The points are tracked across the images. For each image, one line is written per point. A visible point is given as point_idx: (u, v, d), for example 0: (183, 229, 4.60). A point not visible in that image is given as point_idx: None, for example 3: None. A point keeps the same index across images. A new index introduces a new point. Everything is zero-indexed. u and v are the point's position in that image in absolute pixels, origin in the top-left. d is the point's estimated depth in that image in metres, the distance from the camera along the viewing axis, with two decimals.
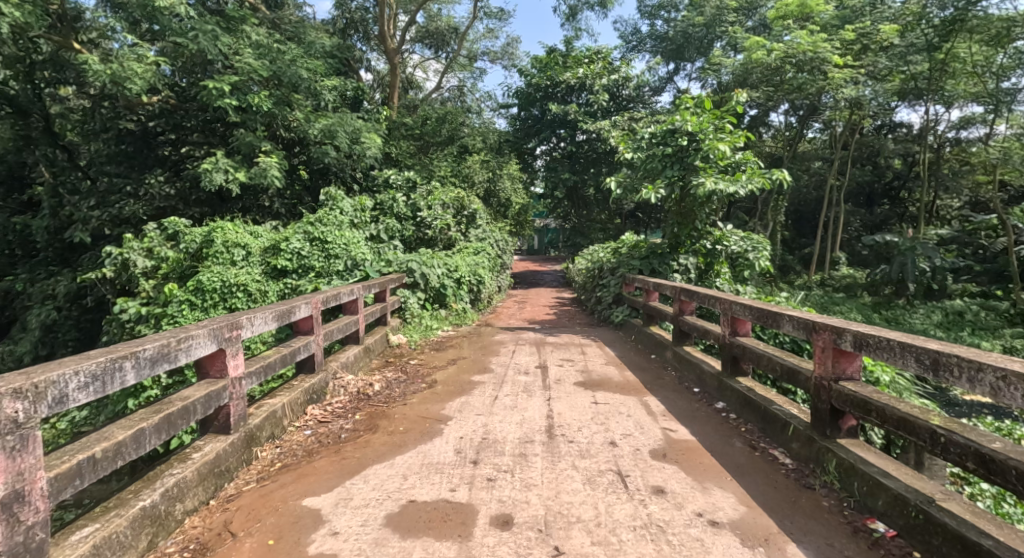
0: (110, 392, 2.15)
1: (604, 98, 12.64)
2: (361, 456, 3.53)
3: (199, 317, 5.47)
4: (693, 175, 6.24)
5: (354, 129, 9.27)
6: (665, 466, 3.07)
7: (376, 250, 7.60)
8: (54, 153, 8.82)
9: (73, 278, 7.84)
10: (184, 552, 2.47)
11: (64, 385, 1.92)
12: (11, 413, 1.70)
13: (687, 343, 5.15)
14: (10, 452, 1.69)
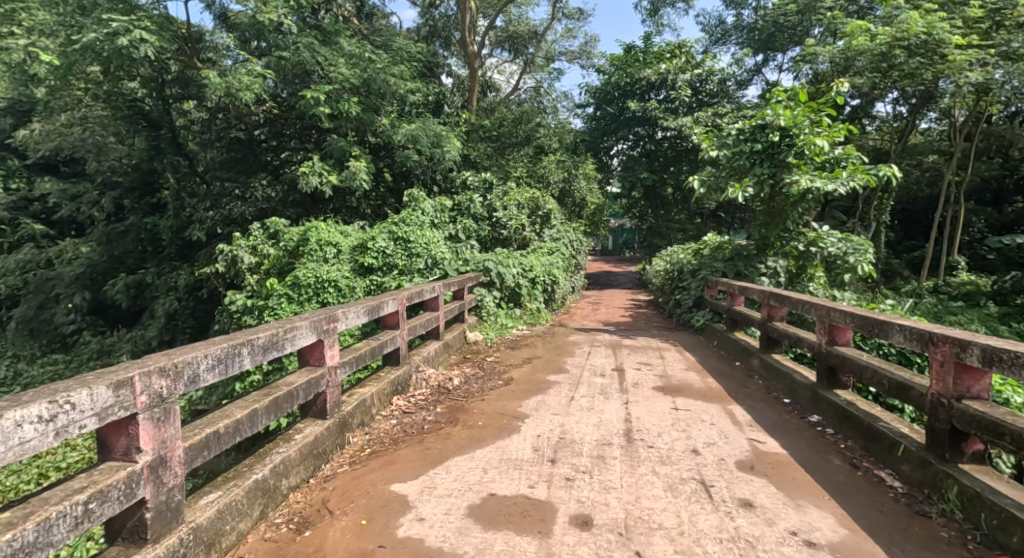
0: (231, 374, 2.40)
1: (687, 94, 12.28)
2: (444, 447, 3.69)
3: (296, 309, 5.88)
4: (785, 173, 5.97)
5: (436, 132, 9.57)
6: (752, 479, 2.98)
7: (454, 249, 7.81)
8: (178, 162, 9.91)
9: (191, 273, 8.67)
10: (289, 523, 2.70)
11: (196, 366, 2.16)
12: (158, 389, 1.93)
13: (776, 351, 4.94)
14: (156, 422, 1.93)
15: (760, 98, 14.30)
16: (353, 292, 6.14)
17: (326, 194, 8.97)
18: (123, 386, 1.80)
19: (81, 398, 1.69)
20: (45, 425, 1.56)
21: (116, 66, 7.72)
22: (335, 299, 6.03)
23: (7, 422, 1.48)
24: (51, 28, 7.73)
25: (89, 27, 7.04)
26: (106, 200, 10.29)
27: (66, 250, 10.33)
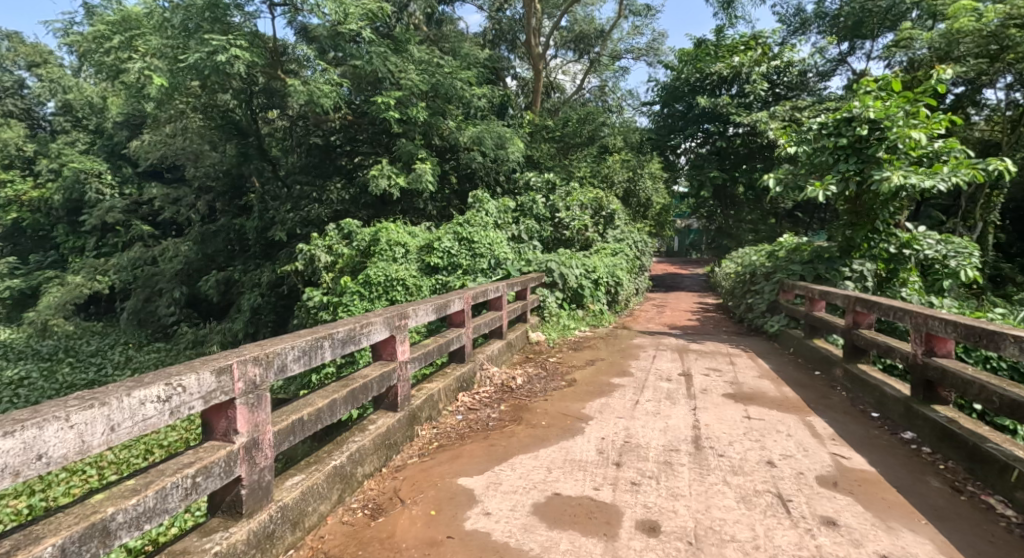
0: (315, 364, 2.56)
1: (763, 87, 11.79)
2: (509, 444, 3.76)
3: (367, 307, 6.12)
4: (874, 169, 5.62)
5: (500, 134, 9.68)
6: (836, 496, 2.86)
7: (517, 249, 7.90)
8: (263, 167, 10.35)
9: (273, 270, 9.21)
10: (364, 509, 2.84)
11: (285, 356, 2.32)
12: (252, 376, 2.11)
13: (862, 360, 4.70)
14: (250, 407, 2.12)
15: (845, 89, 13.54)
16: (421, 290, 6.32)
17: (395, 196, 9.29)
18: (224, 372, 1.98)
19: (191, 383, 1.88)
20: (162, 405, 1.76)
21: (212, 82, 8.31)
22: (403, 296, 6.22)
23: (132, 400, 1.69)
24: (159, 50, 8.43)
25: (193, 48, 7.66)
26: (201, 203, 11.11)
27: (167, 249, 11.25)
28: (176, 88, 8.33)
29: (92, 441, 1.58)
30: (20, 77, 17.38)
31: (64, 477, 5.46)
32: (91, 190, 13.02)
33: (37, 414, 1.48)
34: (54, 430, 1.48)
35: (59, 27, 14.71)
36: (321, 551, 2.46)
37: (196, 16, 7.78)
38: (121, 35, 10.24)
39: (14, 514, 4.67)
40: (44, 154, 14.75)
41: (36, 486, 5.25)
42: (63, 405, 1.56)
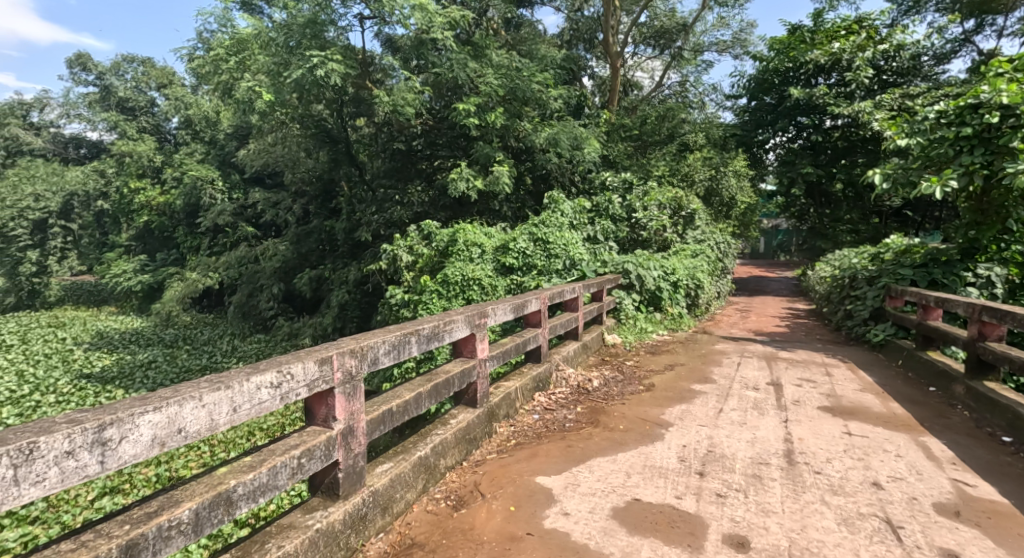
0: (404, 358, 2.75)
1: (867, 74, 10.94)
2: (587, 446, 3.73)
3: (445, 305, 6.26)
4: (1006, 161, 5.03)
5: (577, 135, 9.61)
6: (957, 527, 2.61)
7: (593, 250, 7.84)
8: (352, 172, 10.90)
9: (359, 269, 9.64)
10: (446, 500, 2.93)
11: (377, 349, 2.55)
12: (349, 368, 2.35)
13: (988, 378, 4.28)
14: (347, 396, 2.36)
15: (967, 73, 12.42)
16: (497, 290, 6.40)
17: (473, 198, 9.45)
18: (326, 362, 2.24)
19: (297, 371, 2.14)
20: (274, 390, 2.03)
21: (307, 94, 8.84)
22: (480, 296, 6.32)
23: (250, 385, 1.96)
24: (265, 65, 9.10)
25: (296, 63, 8.20)
26: (296, 206, 11.85)
27: (268, 248, 12.07)
28: (279, 100, 8.95)
29: (220, 419, 1.86)
30: (151, 97, 19.46)
31: (182, 452, 6.00)
32: (205, 195, 14.22)
33: (179, 393, 1.77)
34: (191, 408, 1.76)
35: (183, 51, 16.26)
36: (408, 537, 2.56)
37: (297, 34, 8.29)
38: (232, 53, 11.15)
39: (145, 481, 5.22)
40: (168, 163, 16.31)
41: (160, 458, 5.81)
42: (198, 386, 1.85)
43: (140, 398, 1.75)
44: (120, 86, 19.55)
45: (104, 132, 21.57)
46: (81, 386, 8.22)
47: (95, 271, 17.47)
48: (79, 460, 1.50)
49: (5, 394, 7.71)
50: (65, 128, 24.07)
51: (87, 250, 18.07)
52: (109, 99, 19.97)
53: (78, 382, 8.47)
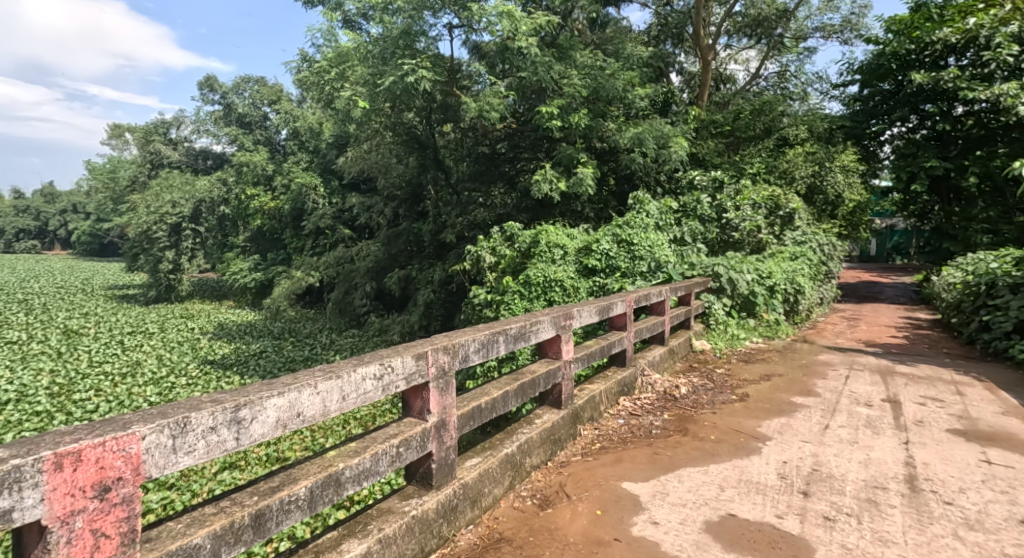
0: (491, 356, 3.09)
1: (1009, 52, 9.70)
2: (677, 455, 3.54)
3: (527, 306, 6.23)
4: None
5: (663, 133, 9.26)
6: None
7: (680, 252, 7.52)
8: (439, 176, 11.16)
9: (444, 269, 9.84)
10: (533, 498, 3.05)
11: (469, 347, 2.89)
12: (444, 364, 2.66)
13: None
14: (440, 390, 2.64)
15: None
16: (579, 292, 6.28)
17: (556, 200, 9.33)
18: (423, 357, 2.54)
19: (397, 365, 2.44)
20: (377, 381, 2.29)
21: (398, 102, 9.16)
22: (561, 298, 6.24)
23: (357, 376, 2.22)
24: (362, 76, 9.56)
25: (389, 72, 8.51)
26: (387, 209, 12.32)
27: (363, 249, 12.62)
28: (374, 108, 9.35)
29: (330, 406, 2.13)
30: (264, 112, 21.07)
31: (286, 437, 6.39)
32: (309, 200, 15.10)
33: (298, 380, 2.04)
34: (308, 394, 2.03)
35: (291, 66, 17.43)
36: (496, 531, 2.71)
37: (392, 45, 8.60)
38: (333, 66, 11.79)
39: (258, 459, 5.61)
40: (278, 171, 17.47)
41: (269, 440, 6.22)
42: (313, 376, 2.12)
43: (265, 384, 2.03)
44: (239, 102, 21.34)
45: (225, 145, 23.54)
46: (206, 370, 8.97)
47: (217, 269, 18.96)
48: (221, 435, 1.75)
49: (146, 375, 8.59)
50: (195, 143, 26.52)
51: (211, 250, 18.86)
52: (229, 115, 21.75)
53: (204, 366, 9.27)
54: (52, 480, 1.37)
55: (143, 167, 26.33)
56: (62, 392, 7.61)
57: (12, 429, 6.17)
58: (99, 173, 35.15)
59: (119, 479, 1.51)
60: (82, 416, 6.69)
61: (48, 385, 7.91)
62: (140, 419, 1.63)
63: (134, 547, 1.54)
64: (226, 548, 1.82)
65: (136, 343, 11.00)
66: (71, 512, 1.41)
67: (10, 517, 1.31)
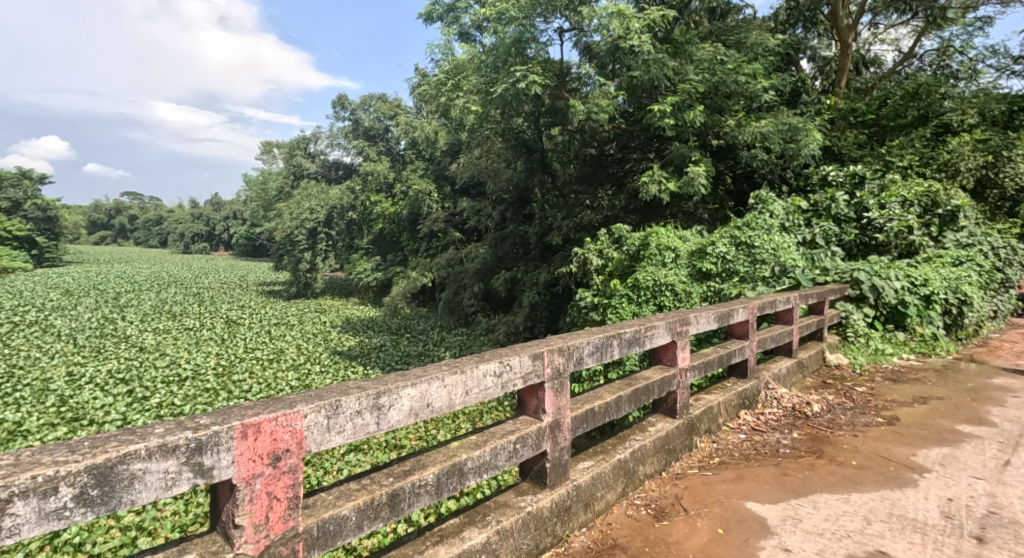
0: (605, 361, 2.91)
1: None
2: (811, 479, 3.11)
3: (634, 311, 5.89)
4: None
5: (790, 124, 8.28)
6: None
7: (810, 256, 6.81)
8: (546, 179, 11.01)
9: (550, 271, 9.69)
10: (647, 508, 2.86)
11: (582, 350, 2.76)
12: (558, 365, 2.63)
13: None
14: (556, 392, 2.63)
15: None
16: (691, 297, 5.74)
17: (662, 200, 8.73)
18: (540, 357, 2.56)
19: (515, 363, 2.50)
20: (497, 378, 2.40)
21: (509, 109, 9.20)
22: (672, 303, 5.76)
23: (479, 372, 2.37)
24: (476, 86, 9.71)
25: (501, 80, 8.54)
26: (496, 213, 12.41)
27: (473, 251, 12.82)
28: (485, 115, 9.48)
29: (456, 398, 2.30)
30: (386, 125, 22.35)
31: None
32: (424, 206, 15.64)
33: (428, 373, 2.26)
34: (437, 387, 2.23)
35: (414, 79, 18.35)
36: (610, 537, 2.63)
37: (503, 54, 8.61)
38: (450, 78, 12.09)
39: (379, 444, 5.83)
40: (398, 178, 18.31)
41: None
42: (441, 369, 2.32)
43: (400, 375, 2.26)
44: (366, 117, 22.81)
45: (354, 157, 25.19)
46: (336, 360, 9.55)
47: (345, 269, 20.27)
48: (364, 418, 2.02)
49: (287, 361, 9.33)
50: (330, 156, 28.64)
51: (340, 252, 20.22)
52: (358, 129, 23.27)
53: (334, 356, 9.89)
54: (240, 446, 1.71)
55: (290, 179, 29.08)
56: (224, 372, 8.49)
57: (189, 401, 6.95)
58: (254, 186, 39.30)
59: (286, 450, 1.82)
60: (241, 394, 7.35)
61: (214, 365, 8.87)
62: (303, 399, 1.94)
63: (297, 509, 1.85)
64: (368, 522, 2.05)
65: (280, 333, 12.04)
66: (252, 475, 1.75)
67: (211, 474, 1.66)
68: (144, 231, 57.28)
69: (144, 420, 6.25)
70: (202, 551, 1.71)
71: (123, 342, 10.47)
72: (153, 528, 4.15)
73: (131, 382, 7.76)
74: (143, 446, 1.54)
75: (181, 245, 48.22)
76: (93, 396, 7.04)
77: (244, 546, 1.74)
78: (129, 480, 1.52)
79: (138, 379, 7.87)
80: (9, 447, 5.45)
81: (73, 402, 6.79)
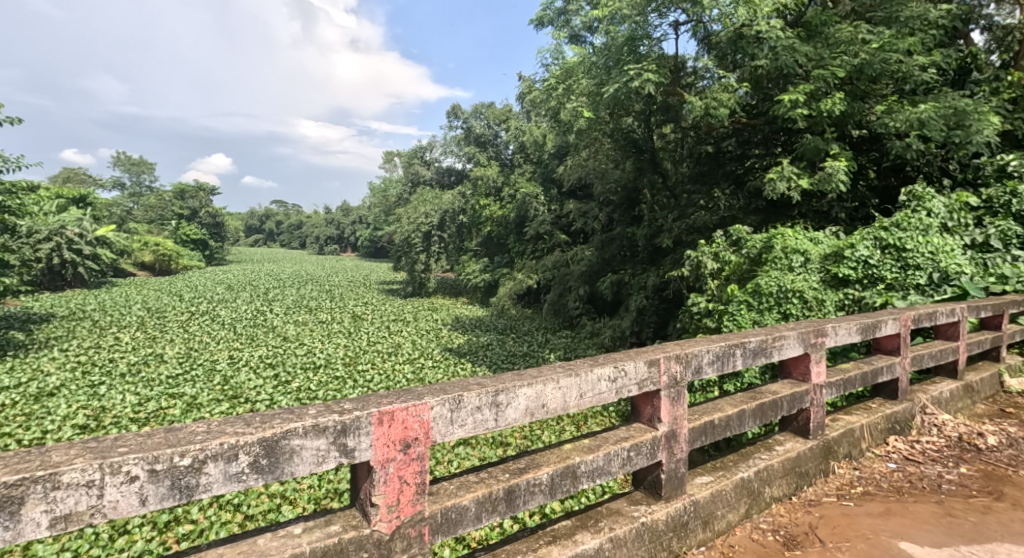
0: (726, 372, 2.70)
1: None
2: (986, 524, 2.66)
3: (754, 319, 5.46)
4: None
5: (956, 107, 7.03)
6: None
7: (976, 262, 5.90)
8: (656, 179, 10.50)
9: (659, 274, 9.29)
10: (774, 534, 2.61)
11: (701, 358, 2.58)
12: (674, 373, 2.48)
13: None
14: (672, 400, 2.48)
15: None
16: (824, 305, 5.16)
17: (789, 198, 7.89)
18: (654, 364, 2.42)
19: (630, 369, 2.38)
20: (612, 383, 2.30)
21: (620, 108, 8.91)
22: (800, 311, 5.24)
23: (593, 376, 2.29)
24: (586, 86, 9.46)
25: (614, 79, 8.29)
26: (603, 214, 12.14)
27: (578, 253, 12.66)
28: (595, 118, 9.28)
29: (569, 401, 2.24)
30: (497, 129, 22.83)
31: None
32: (531, 208, 15.72)
33: (544, 374, 2.22)
34: (552, 388, 2.19)
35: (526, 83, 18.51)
36: None
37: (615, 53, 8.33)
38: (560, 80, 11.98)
39: (486, 439, 5.92)
40: (507, 183, 18.61)
41: None
42: (556, 371, 2.26)
43: (517, 374, 2.25)
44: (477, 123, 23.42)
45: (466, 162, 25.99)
46: (446, 356, 9.85)
47: (456, 270, 21.03)
48: (483, 414, 2.03)
49: (403, 355, 9.80)
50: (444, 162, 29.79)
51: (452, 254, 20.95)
52: (470, 136, 23.93)
53: (445, 352, 10.21)
54: (376, 431, 1.80)
55: (409, 186, 30.78)
56: (350, 362, 9.08)
57: (322, 387, 7.49)
58: (379, 194, 42.00)
59: (415, 439, 1.88)
60: (364, 384, 7.81)
61: (342, 356, 9.51)
62: (429, 392, 1.99)
63: (423, 496, 1.90)
64: (486, 514, 2.06)
65: (399, 328, 12.71)
66: (385, 459, 1.82)
67: (353, 454, 1.77)
68: (288, 235, 63.58)
69: (286, 402, 6.84)
70: (345, 524, 1.84)
71: (270, 331, 11.64)
72: (293, 498, 4.51)
73: (275, 367, 8.56)
74: (301, 425, 1.67)
75: (316, 247, 52.76)
76: (248, 378, 7.86)
77: (378, 525, 1.82)
78: (288, 454, 1.66)
79: (281, 365, 8.68)
80: (188, 416, 6.21)
81: (234, 382, 7.62)
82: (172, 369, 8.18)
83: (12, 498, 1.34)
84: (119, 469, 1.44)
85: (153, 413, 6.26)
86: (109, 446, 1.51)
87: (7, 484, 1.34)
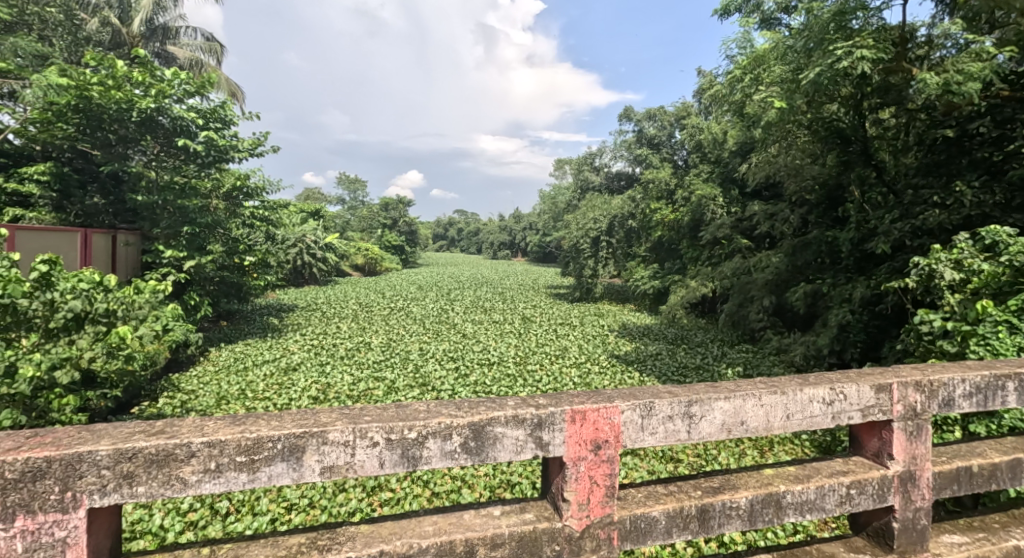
0: (991, 408, 2.26)
1: None
2: None
3: (1020, 345, 4.37)
4: None
5: None
6: None
7: None
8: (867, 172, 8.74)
9: (871, 285, 8.03)
10: None
11: (952, 390, 2.19)
12: (912, 403, 2.13)
13: None
14: (909, 435, 2.14)
15: None
16: None
17: None
18: (884, 390, 2.11)
19: (851, 392, 2.11)
20: (826, 406, 2.07)
21: (823, 95, 7.94)
22: None
23: (804, 395, 2.07)
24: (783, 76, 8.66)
25: (817, 62, 7.40)
26: (795, 216, 10.68)
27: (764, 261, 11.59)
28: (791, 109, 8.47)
29: (774, 422, 2.05)
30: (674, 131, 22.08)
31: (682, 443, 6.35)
32: (708, 211, 14.83)
33: (742, 388, 2.06)
34: (753, 404, 2.03)
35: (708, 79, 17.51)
36: None
37: (819, 33, 7.46)
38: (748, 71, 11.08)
39: (656, 453, 5.72)
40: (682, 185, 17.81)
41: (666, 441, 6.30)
42: (757, 386, 2.09)
43: (711, 385, 2.13)
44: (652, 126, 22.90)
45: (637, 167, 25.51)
46: (615, 363, 9.72)
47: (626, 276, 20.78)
48: (675, 424, 1.96)
49: (574, 358, 9.93)
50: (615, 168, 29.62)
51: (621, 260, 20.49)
52: (643, 139, 23.59)
53: (613, 359, 10.07)
54: (569, 429, 1.84)
55: (578, 194, 31.16)
56: (521, 361, 9.48)
57: (496, 382, 7.91)
58: (550, 202, 43.22)
59: (606, 441, 1.88)
60: (533, 383, 8.09)
61: (514, 355, 9.96)
62: (619, 395, 1.98)
63: (613, 499, 1.89)
64: (678, 530, 1.99)
65: (569, 332, 12.91)
66: (577, 457, 1.85)
67: (548, 449, 1.83)
68: (469, 242, 68.51)
69: (464, 393, 7.36)
70: (539, 515, 1.91)
71: (450, 328, 12.67)
72: (472, 483, 4.81)
73: (456, 360, 9.28)
74: (503, 414, 1.79)
75: (492, 252, 55.99)
76: (435, 368, 8.63)
77: (569, 520, 1.86)
78: (493, 440, 1.79)
79: (462, 359, 9.39)
80: (388, 397, 7.03)
81: (423, 370, 8.43)
82: (377, 356, 9.33)
83: (298, 446, 1.63)
84: (366, 434, 1.67)
85: (363, 392, 7.20)
86: (358, 413, 1.76)
87: (295, 434, 1.63)
